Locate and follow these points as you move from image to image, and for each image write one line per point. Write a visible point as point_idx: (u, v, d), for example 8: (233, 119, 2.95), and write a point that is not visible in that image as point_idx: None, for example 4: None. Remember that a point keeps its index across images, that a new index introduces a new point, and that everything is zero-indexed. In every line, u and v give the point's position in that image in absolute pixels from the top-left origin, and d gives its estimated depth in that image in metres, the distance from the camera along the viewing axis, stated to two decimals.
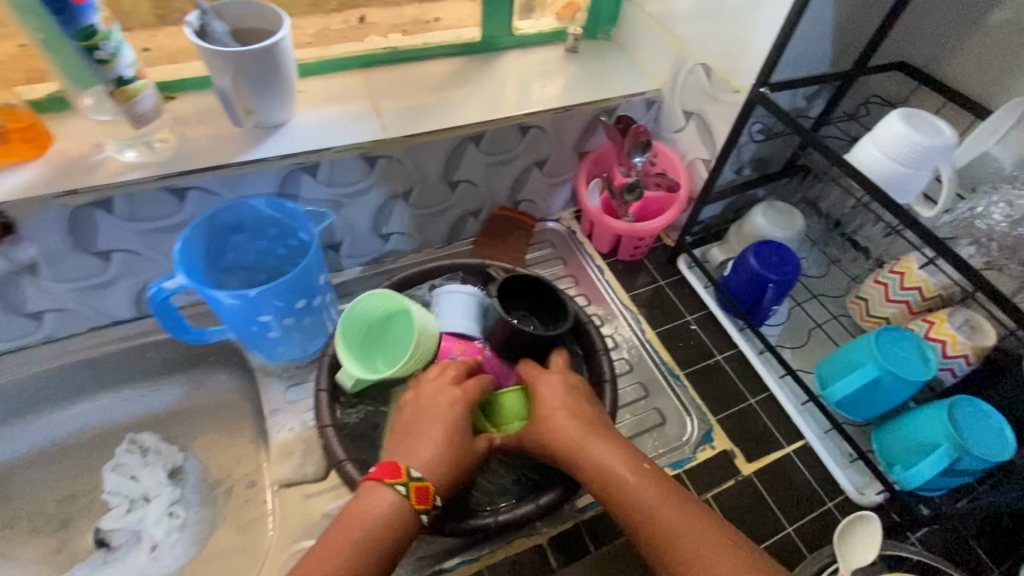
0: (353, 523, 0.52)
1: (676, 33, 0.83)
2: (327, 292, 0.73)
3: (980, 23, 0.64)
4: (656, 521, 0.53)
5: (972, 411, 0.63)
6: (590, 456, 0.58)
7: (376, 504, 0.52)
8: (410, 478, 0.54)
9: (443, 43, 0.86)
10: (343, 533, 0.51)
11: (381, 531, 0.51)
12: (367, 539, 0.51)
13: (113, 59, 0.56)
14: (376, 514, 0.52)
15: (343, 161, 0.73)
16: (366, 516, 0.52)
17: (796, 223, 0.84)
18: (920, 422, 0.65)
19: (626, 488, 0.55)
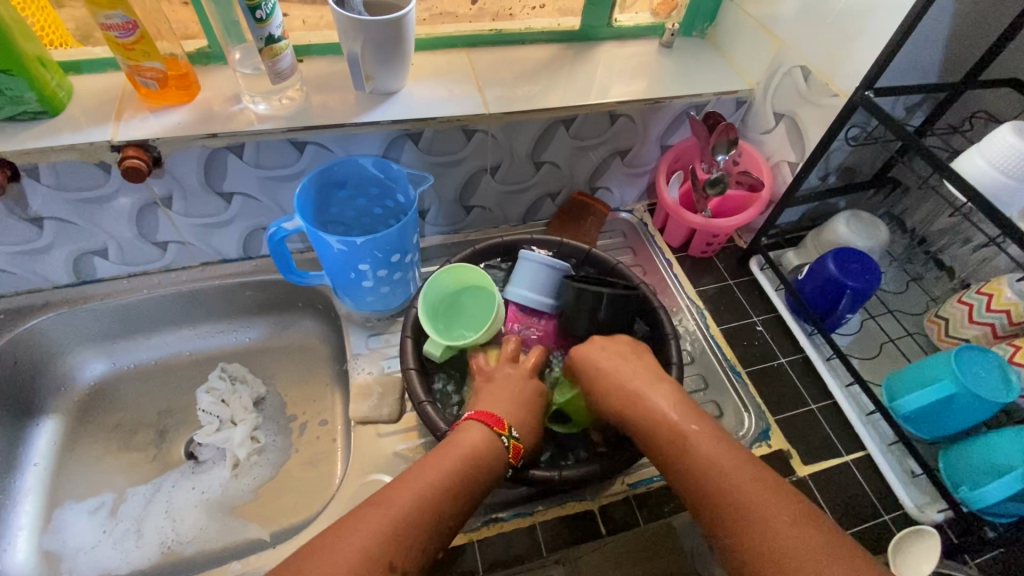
0: (460, 448, 0.59)
1: (775, 35, 0.84)
2: (416, 251, 0.79)
3: None
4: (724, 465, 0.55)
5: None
6: (661, 414, 0.61)
7: (478, 438, 0.60)
8: (511, 434, 0.61)
9: (545, 29, 0.90)
10: (453, 452, 0.58)
11: (480, 461, 0.58)
12: (470, 460, 0.58)
13: (267, 20, 0.64)
14: (478, 447, 0.59)
15: (445, 130, 0.79)
16: (471, 446, 0.59)
17: (879, 234, 0.83)
18: (996, 445, 0.64)
19: (687, 445, 0.57)
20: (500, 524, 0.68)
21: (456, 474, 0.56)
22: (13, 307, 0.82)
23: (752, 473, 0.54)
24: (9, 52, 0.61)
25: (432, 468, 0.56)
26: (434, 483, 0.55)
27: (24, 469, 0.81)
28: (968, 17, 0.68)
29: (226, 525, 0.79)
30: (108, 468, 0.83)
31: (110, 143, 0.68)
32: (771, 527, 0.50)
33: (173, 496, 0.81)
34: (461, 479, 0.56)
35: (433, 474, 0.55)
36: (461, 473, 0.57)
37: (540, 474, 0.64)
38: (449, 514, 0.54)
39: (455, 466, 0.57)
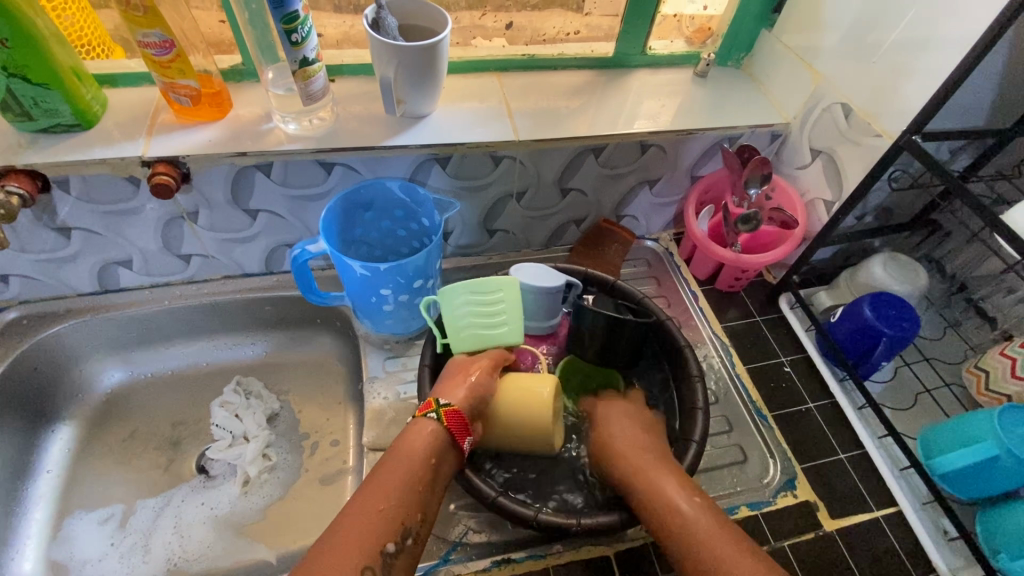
0: (396, 457, 0.60)
1: (816, 69, 0.81)
2: (438, 277, 0.78)
3: None
4: (707, 546, 0.56)
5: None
6: (652, 490, 0.60)
7: (416, 441, 0.61)
8: (438, 406, 0.62)
9: (578, 55, 0.88)
10: (395, 461, 0.59)
11: (422, 466, 0.59)
12: (408, 467, 0.59)
13: (303, 43, 0.63)
14: (417, 451, 0.60)
15: (473, 156, 0.78)
16: (408, 452, 0.60)
17: (919, 279, 0.80)
18: None
19: (671, 507, 0.59)
20: (512, 566, 0.66)
21: (395, 487, 0.57)
22: (36, 313, 0.83)
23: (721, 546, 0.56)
24: (48, 67, 0.62)
25: (374, 481, 0.58)
26: (375, 498, 0.56)
27: (37, 475, 0.81)
28: None
29: (233, 544, 0.78)
30: (118, 477, 0.83)
31: (141, 159, 0.68)
32: None
33: (182, 511, 0.81)
34: (403, 488, 0.57)
35: (375, 492, 0.57)
36: (400, 482, 0.58)
37: (554, 518, 0.61)
38: (391, 522, 0.55)
39: (395, 475, 0.58)
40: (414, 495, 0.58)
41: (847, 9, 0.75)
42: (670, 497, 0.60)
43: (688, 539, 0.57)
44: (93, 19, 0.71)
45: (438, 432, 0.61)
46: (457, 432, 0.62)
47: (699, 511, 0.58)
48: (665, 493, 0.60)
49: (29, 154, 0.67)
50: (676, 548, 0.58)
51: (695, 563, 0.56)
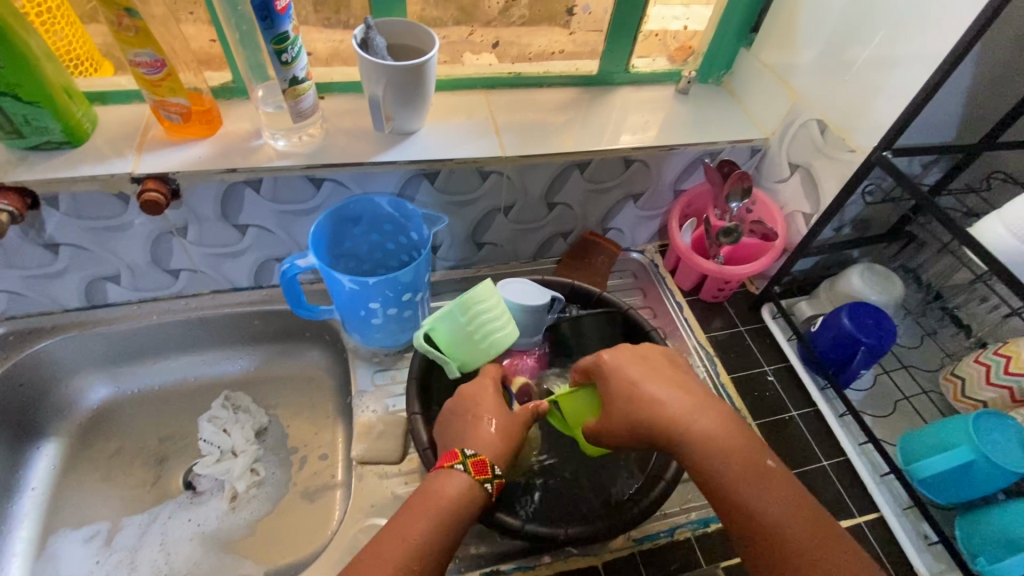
0: (424, 506, 0.54)
1: (792, 86, 0.84)
2: (426, 290, 0.78)
3: None
4: (753, 497, 0.53)
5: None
6: (693, 436, 0.56)
7: (447, 490, 0.55)
8: (467, 458, 0.57)
9: (563, 73, 0.91)
10: (419, 514, 0.53)
11: (453, 523, 0.54)
12: (439, 524, 0.53)
13: (292, 63, 0.65)
14: (449, 504, 0.54)
15: (461, 171, 0.79)
16: (439, 503, 0.54)
17: (895, 289, 0.82)
18: (1015, 515, 0.63)
19: (713, 457, 0.55)
20: None
21: (422, 543, 0.52)
22: (22, 329, 0.82)
23: (771, 493, 0.53)
24: (39, 86, 0.62)
25: (397, 531, 0.53)
26: (402, 553, 0.51)
27: (21, 493, 0.80)
28: (986, 80, 0.68)
29: (221, 560, 0.77)
30: (104, 495, 0.82)
31: (131, 176, 0.69)
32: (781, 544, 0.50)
33: (168, 528, 0.80)
34: (432, 545, 0.52)
35: (401, 545, 0.52)
36: (427, 539, 0.52)
37: (540, 529, 0.62)
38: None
39: (423, 530, 0.53)
40: (441, 553, 0.53)
41: (820, 30, 0.78)
42: (712, 445, 0.56)
43: (733, 489, 0.54)
44: (83, 34, 0.71)
45: (471, 487, 0.56)
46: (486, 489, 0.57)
47: (768, 486, 0.53)
48: (706, 440, 0.56)
49: (19, 171, 0.67)
50: (722, 502, 0.54)
51: (740, 511, 0.53)
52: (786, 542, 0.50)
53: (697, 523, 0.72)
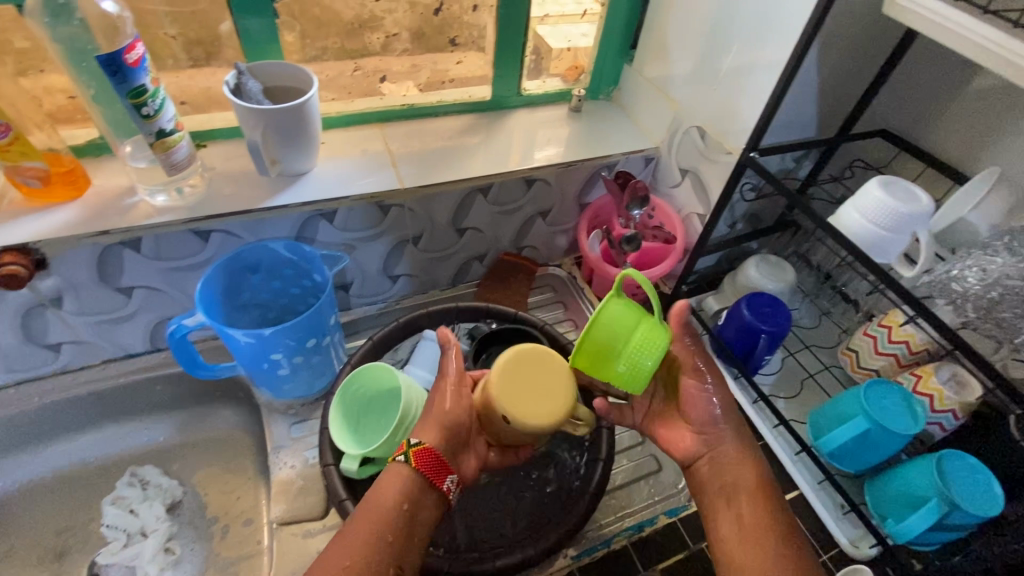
0: (366, 507, 0.54)
1: (672, 98, 0.90)
2: (335, 332, 0.76)
3: (963, 88, 0.70)
4: (734, 482, 0.58)
5: (960, 466, 0.66)
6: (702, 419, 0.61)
7: (386, 489, 0.55)
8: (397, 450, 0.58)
9: (456, 100, 0.91)
10: (366, 507, 0.54)
11: (394, 521, 0.53)
12: (377, 522, 0.53)
13: (157, 114, 0.62)
14: (388, 503, 0.54)
15: (359, 208, 0.78)
16: (378, 505, 0.54)
17: (787, 276, 0.88)
18: (911, 475, 0.68)
19: (720, 445, 0.60)
20: None
21: (362, 541, 0.52)
22: None
23: (752, 485, 0.58)
24: None
25: (345, 535, 0.53)
26: (342, 555, 0.51)
27: None
28: (834, 80, 0.75)
29: None
30: None
31: None
32: (745, 519, 0.56)
33: None
34: (373, 545, 0.52)
35: (344, 546, 0.52)
36: (368, 538, 0.52)
37: (470, 565, 0.61)
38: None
39: (367, 529, 0.52)
40: (385, 554, 0.52)
41: (687, 45, 0.84)
42: (724, 438, 0.60)
43: (728, 475, 0.59)
44: None
45: (411, 479, 0.55)
46: (435, 478, 0.56)
47: (748, 471, 0.59)
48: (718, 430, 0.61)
49: None
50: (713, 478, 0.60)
51: (722, 488, 0.59)
52: (748, 518, 0.56)
53: (632, 528, 0.73)
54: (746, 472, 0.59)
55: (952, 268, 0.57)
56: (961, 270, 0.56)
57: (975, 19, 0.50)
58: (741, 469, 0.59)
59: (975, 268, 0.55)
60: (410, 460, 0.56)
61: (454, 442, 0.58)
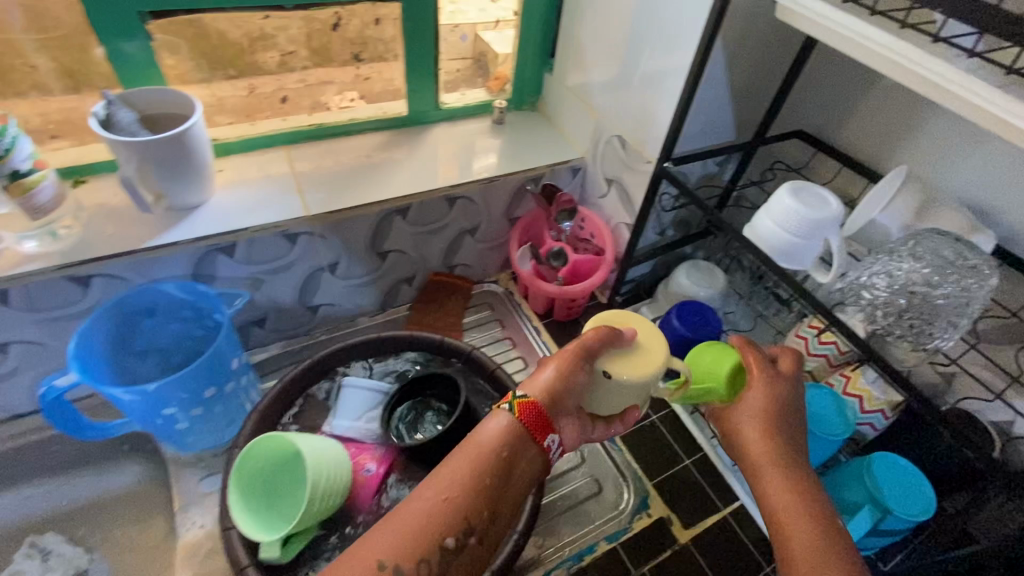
0: (468, 444, 0.49)
1: (593, 106, 0.87)
2: (241, 377, 0.71)
3: (871, 86, 0.70)
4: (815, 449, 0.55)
5: (891, 468, 0.65)
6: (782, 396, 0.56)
7: (488, 428, 0.49)
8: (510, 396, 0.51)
9: (369, 118, 0.87)
10: (466, 447, 0.49)
11: (494, 464, 0.48)
12: (475, 459, 0.48)
13: (7, 154, 0.57)
14: (494, 441, 0.49)
15: (262, 239, 0.73)
16: (478, 444, 0.49)
17: (717, 280, 0.87)
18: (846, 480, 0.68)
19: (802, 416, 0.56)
20: None
21: (462, 476, 0.47)
22: None
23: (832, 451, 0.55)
24: None
25: (445, 470, 0.48)
26: (436, 492, 0.47)
27: None
28: (747, 83, 0.73)
29: None
30: None
31: None
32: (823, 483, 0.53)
33: None
34: (469, 486, 0.47)
35: (441, 484, 0.47)
36: (469, 476, 0.47)
37: None
38: (449, 516, 0.46)
39: (467, 468, 0.47)
40: (483, 496, 0.47)
41: (601, 51, 0.81)
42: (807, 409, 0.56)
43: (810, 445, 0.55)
44: None
45: (513, 423, 0.49)
46: (537, 429, 0.50)
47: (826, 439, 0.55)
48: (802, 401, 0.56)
49: None
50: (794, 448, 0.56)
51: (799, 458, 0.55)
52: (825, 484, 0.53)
53: (571, 559, 0.71)
54: (774, 436, 0.52)
55: (861, 275, 0.54)
56: (869, 277, 0.53)
57: (861, 21, 0.48)
58: (777, 432, 0.53)
59: (883, 274, 0.52)
60: (514, 407, 0.50)
61: (560, 396, 0.51)
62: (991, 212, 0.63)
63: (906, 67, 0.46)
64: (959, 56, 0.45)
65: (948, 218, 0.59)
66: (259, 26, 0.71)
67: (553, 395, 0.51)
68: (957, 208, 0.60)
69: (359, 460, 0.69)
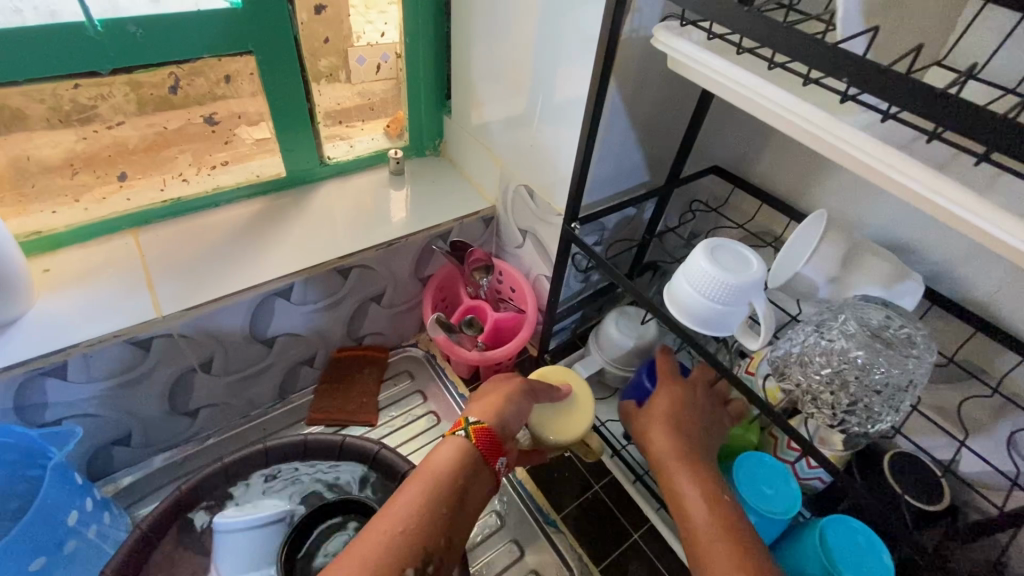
0: (419, 473, 0.49)
1: (495, 152, 0.79)
2: (86, 529, 0.58)
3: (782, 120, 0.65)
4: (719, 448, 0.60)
5: (846, 530, 0.59)
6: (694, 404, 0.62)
7: (442, 455, 0.49)
8: (470, 422, 0.52)
9: (239, 184, 0.76)
10: (423, 478, 0.48)
11: (451, 489, 0.48)
12: (429, 485, 0.47)
13: None
14: (446, 468, 0.49)
15: (103, 352, 0.60)
16: (433, 470, 0.48)
17: (650, 330, 0.79)
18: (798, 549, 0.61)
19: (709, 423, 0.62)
20: None
21: (415, 507, 0.46)
22: None
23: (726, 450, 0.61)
24: None
25: (399, 508, 0.46)
26: (392, 521, 0.45)
27: None
28: (653, 124, 0.67)
29: None
30: None
31: None
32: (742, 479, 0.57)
33: None
34: (423, 515, 0.46)
35: (399, 518, 0.45)
36: (422, 506, 0.46)
37: None
38: (409, 545, 0.44)
39: (423, 495, 0.47)
40: (441, 518, 0.47)
41: (496, 93, 0.73)
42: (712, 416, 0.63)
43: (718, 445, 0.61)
44: None
45: (465, 449, 0.50)
46: (488, 453, 0.51)
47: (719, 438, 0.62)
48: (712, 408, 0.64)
49: None
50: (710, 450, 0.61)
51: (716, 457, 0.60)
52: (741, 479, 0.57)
53: None
54: (680, 440, 0.58)
55: (792, 350, 0.48)
56: (801, 354, 0.47)
57: (762, 78, 0.43)
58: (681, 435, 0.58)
59: (818, 353, 0.46)
60: (469, 433, 0.51)
61: (503, 420, 0.54)
62: (915, 251, 0.58)
63: (814, 132, 0.41)
64: (870, 116, 0.41)
65: (876, 268, 0.53)
66: (67, 96, 0.59)
67: (499, 415, 0.54)
68: (885, 253, 0.54)
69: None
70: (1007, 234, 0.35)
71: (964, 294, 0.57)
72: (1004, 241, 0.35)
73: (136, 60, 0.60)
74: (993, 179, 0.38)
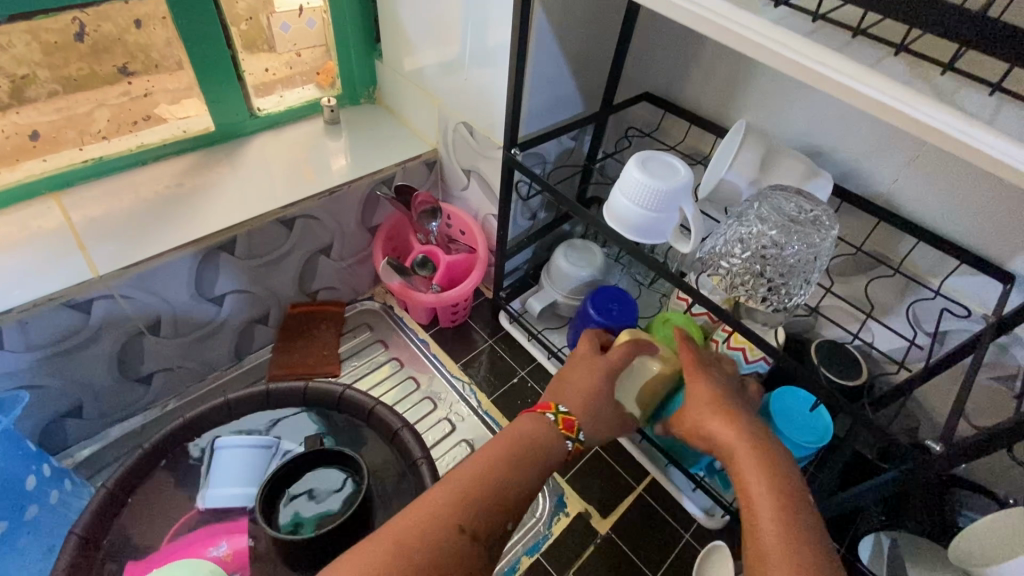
0: (456, 475, 0.47)
1: (431, 92, 0.79)
2: (46, 494, 0.58)
3: (702, 40, 0.68)
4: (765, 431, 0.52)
5: (793, 399, 0.66)
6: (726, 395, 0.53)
7: (490, 454, 0.49)
8: (558, 410, 0.54)
9: (164, 141, 0.73)
10: (457, 479, 0.47)
11: (536, 452, 0.50)
12: (466, 486, 0.46)
13: None
14: (487, 466, 0.48)
15: (41, 318, 0.58)
16: (516, 435, 0.51)
17: (597, 257, 0.82)
18: None
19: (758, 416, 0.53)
20: None
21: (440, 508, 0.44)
22: None
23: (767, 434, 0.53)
24: None
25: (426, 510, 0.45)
26: (426, 516, 0.44)
27: None
28: (582, 51, 0.69)
29: None
30: None
31: None
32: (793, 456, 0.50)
33: None
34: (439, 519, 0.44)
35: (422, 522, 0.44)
36: (447, 507, 0.45)
37: None
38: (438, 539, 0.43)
39: (496, 459, 0.48)
40: (524, 480, 0.49)
41: (424, 31, 0.73)
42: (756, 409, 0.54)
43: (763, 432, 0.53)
44: None
45: (513, 455, 0.49)
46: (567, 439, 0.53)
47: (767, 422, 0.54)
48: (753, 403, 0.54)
49: None
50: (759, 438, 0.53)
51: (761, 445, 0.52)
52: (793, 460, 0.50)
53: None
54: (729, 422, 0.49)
55: (716, 244, 0.53)
56: (723, 245, 0.52)
57: None
58: (731, 420, 0.49)
59: (737, 243, 0.51)
60: (557, 421, 0.53)
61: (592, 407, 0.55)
62: (826, 153, 0.64)
63: (708, 18, 0.43)
64: (769, 9, 0.44)
65: (790, 167, 0.58)
66: None
67: (590, 407, 0.55)
68: (798, 155, 0.59)
69: (200, 545, 0.58)
70: (876, 92, 0.39)
71: (868, 189, 0.63)
72: (875, 101, 0.38)
73: (32, 4, 0.56)
74: (875, 59, 0.41)
